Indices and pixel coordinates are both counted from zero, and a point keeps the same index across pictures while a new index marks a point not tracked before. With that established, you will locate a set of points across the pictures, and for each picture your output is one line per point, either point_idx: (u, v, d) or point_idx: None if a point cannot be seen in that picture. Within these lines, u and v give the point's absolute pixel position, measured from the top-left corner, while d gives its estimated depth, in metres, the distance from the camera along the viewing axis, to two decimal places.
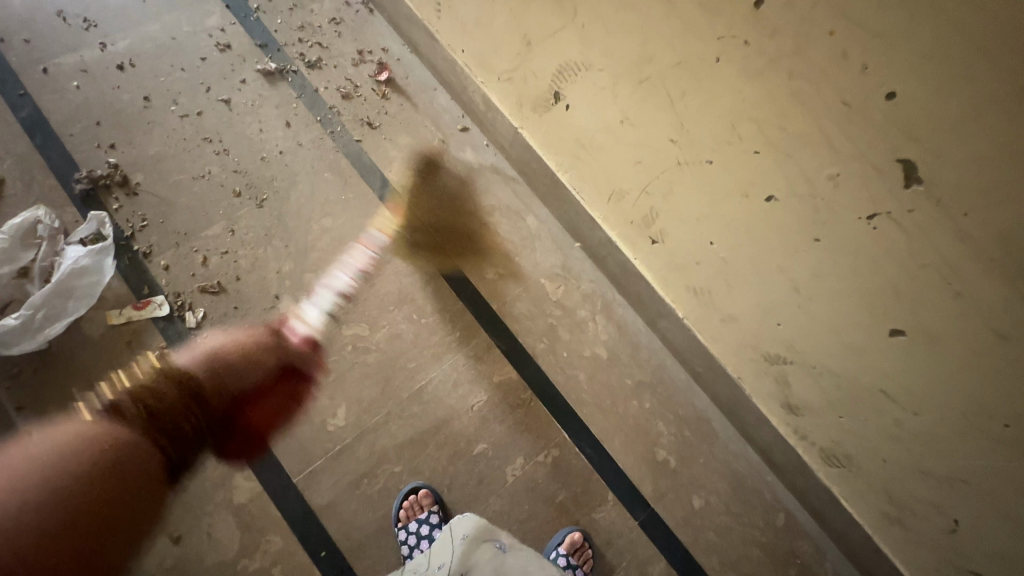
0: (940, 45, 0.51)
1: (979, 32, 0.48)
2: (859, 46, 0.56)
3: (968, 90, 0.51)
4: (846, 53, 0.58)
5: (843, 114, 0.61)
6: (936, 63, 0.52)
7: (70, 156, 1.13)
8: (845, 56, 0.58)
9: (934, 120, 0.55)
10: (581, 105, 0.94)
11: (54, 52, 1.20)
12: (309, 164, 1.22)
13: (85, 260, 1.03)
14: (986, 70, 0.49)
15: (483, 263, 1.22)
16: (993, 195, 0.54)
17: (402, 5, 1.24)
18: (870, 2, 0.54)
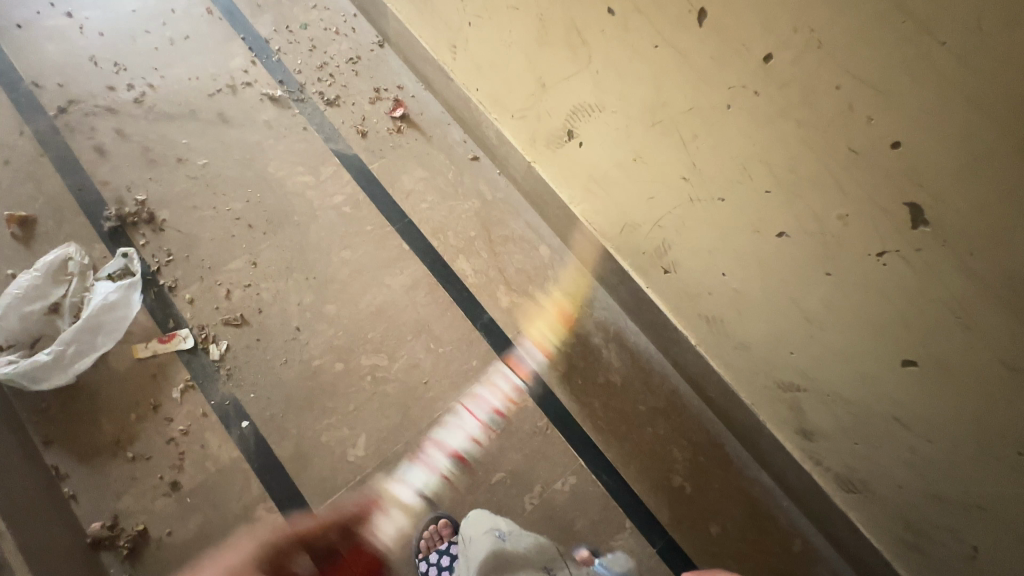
0: (970, 97, 0.49)
1: (981, 91, 0.48)
2: (862, 100, 0.57)
3: (969, 139, 0.51)
4: (850, 106, 0.58)
5: (850, 159, 0.61)
6: (947, 125, 0.52)
7: (100, 194, 1.17)
8: (849, 108, 0.58)
9: (937, 166, 0.55)
10: (592, 144, 0.99)
11: (86, 95, 1.25)
12: (329, 198, 1.26)
13: (115, 295, 1.07)
14: (995, 128, 0.49)
15: (498, 292, 1.25)
16: (993, 237, 0.55)
17: (418, 46, 1.30)
18: (865, 38, 0.53)
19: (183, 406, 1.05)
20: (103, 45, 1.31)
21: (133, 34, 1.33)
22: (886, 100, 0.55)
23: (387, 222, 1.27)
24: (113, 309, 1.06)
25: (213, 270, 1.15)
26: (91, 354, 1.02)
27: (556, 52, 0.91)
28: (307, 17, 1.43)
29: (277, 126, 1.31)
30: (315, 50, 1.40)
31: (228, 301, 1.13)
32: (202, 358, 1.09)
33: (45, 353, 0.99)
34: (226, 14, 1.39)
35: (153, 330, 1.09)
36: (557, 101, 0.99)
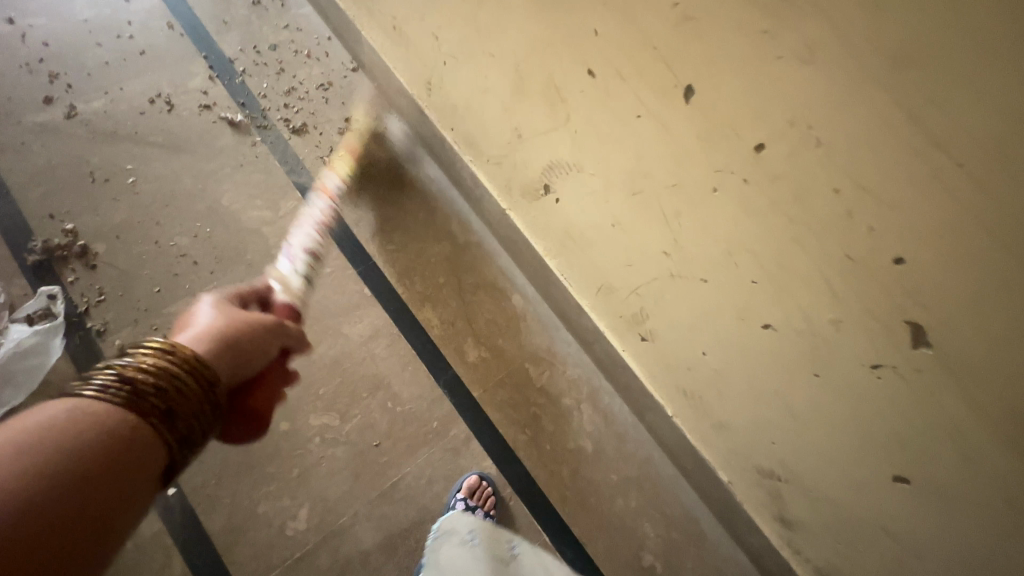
0: (961, 245, 0.47)
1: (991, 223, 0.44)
2: (864, 210, 0.51)
3: (987, 262, 0.45)
4: (851, 214, 0.52)
5: (848, 268, 0.55)
6: (958, 244, 0.47)
7: (27, 223, 1.06)
8: (850, 216, 0.52)
9: (946, 291, 0.49)
10: (570, 201, 0.91)
11: (21, 111, 1.14)
12: (286, 236, 1.17)
13: (32, 339, 0.96)
14: (992, 241, 0.44)
15: (465, 345, 1.16)
16: (999, 373, 0.50)
17: (392, 77, 1.22)
18: (866, 142, 0.48)
19: None
20: (45, 57, 1.20)
21: (81, 45, 1.23)
22: (867, 211, 0.51)
23: (350, 265, 1.17)
24: (27, 355, 0.94)
25: (150, 313, 1.04)
26: None
27: (534, 104, 0.84)
28: (277, 37, 1.35)
29: (234, 153, 1.21)
30: (284, 73, 1.31)
31: None
32: None
33: None
34: (188, 30, 1.30)
35: (74, 381, 0.97)
36: (535, 152, 0.91)
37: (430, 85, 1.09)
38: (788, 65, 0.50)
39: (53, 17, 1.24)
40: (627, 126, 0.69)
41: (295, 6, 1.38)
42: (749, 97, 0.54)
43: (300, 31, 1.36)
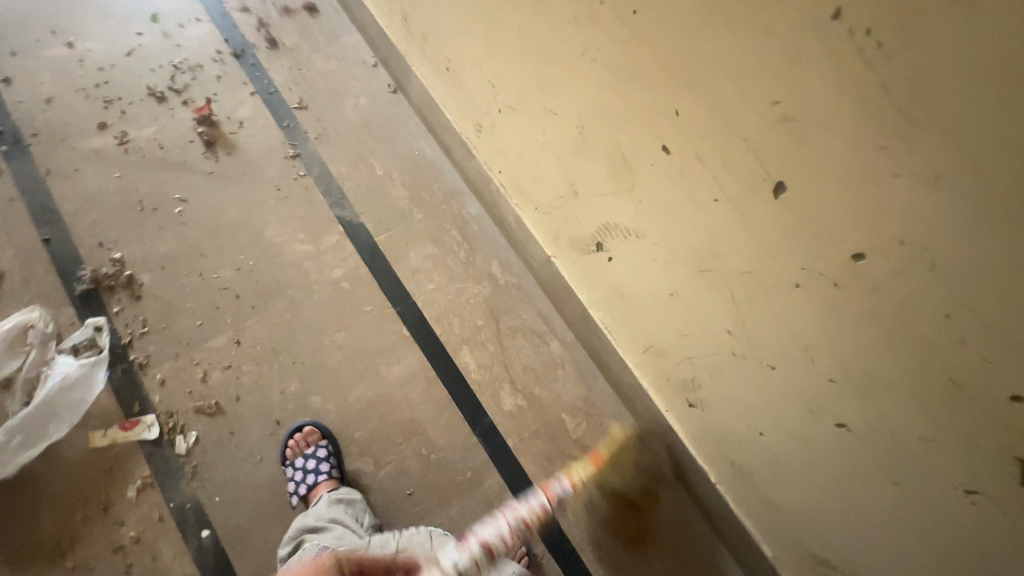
0: None
1: None
2: (979, 341, 0.47)
3: None
4: (961, 339, 0.48)
5: (948, 392, 0.52)
6: None
7: (76, 250, 1.06)
8: (960, 342, 0.48)
9: None
10: (624, 263, 0.88)
11: (77, 137, 1.15)
12: (327, 271, 1.16)
13: (75, 372, 0.95)
14: None
15: (501, 392, 1.14)
16: None
17: (440, 115, 1.21)
18: (986, 276, 0.44)
19: (136, 507, 0.93)
20: (100, 82, 1.21)
21: (134, 71, 1.24)
22: (980, 340, 0.47)
23: (389, 303, 1.16)
24: (71, 389, 0.94)
25: (191, 348, 1.04)
26: (39, 443, 0.90)
27: (594, 167, 0.81)
28: (324, 67, 1.35)
29: (280, 185, 1.21)
30: (330, 103, 1.32)
31: (203, 385, 1.02)
32: (166, 451, 0.97)
33: None
34: (238, 58, 1.31)
35: (114, 415, 0.97)
36: (589, 212, 0.89)
37: (481, 128, 1.08)
38: (897, 185, 0.46)
39: (108, 42, 1.25)
40: (701, 206, 0.66)
41: (344, 37, 1.39)
42: (852, 208, 0.50)
43: (348, 61, 1.37)
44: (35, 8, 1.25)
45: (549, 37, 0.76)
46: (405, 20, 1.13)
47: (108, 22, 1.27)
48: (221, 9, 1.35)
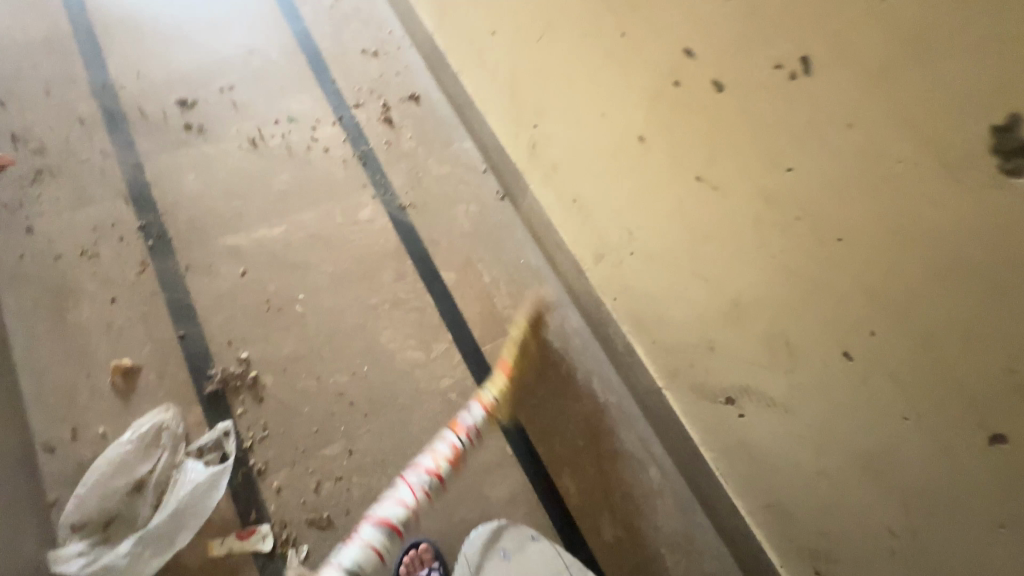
0: None
1: None
2: None
3: None
4: None
5: None
6: None
7: (207, 348, 1.11)
8: None
9: None
10: (759, 425, 0.87)
11: (215, 233, 1.23)
12: (435, 379, 1.18)
13: (202, 478, 0.97)
14: None
15: (600, 521, 1.12)
16: None
17: (553, 233, 1.25)
18: None
19: None
20: (237, 179, 1.29)
21: (268, 170, 1.32)
22: None
23: (493, 417, 1.17)
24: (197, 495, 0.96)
25: (306, 454, 1.06)
26: (164, 552, 0.92)
27: (745, 337, 0.82)
28: (438, 171, 1.42)
29: (394, 288, 1.25)
30: (443, 207, 1.38)
31: (316, 495, 1.03)
32: (278, 564, 0.97)
33: (121, 552, 0.90)
34: (360, 160, 1.39)
35: (233, 522, 0.99)
36: (726, 370, 0.90)
37: (602, 258, 1.11)
38: None
39: (246, 142, 1.34)
40: (883, 416, 0.66)
41: (457, 142, 1.46)
42: None
43: (460, 166, 1.43)
44: (185, 107, 1.35)
45: (715, 217, 0.76)
46: (533, 147, 1.19)
47: (247, 122, 1.37)
48: (347, 112, 1.44)
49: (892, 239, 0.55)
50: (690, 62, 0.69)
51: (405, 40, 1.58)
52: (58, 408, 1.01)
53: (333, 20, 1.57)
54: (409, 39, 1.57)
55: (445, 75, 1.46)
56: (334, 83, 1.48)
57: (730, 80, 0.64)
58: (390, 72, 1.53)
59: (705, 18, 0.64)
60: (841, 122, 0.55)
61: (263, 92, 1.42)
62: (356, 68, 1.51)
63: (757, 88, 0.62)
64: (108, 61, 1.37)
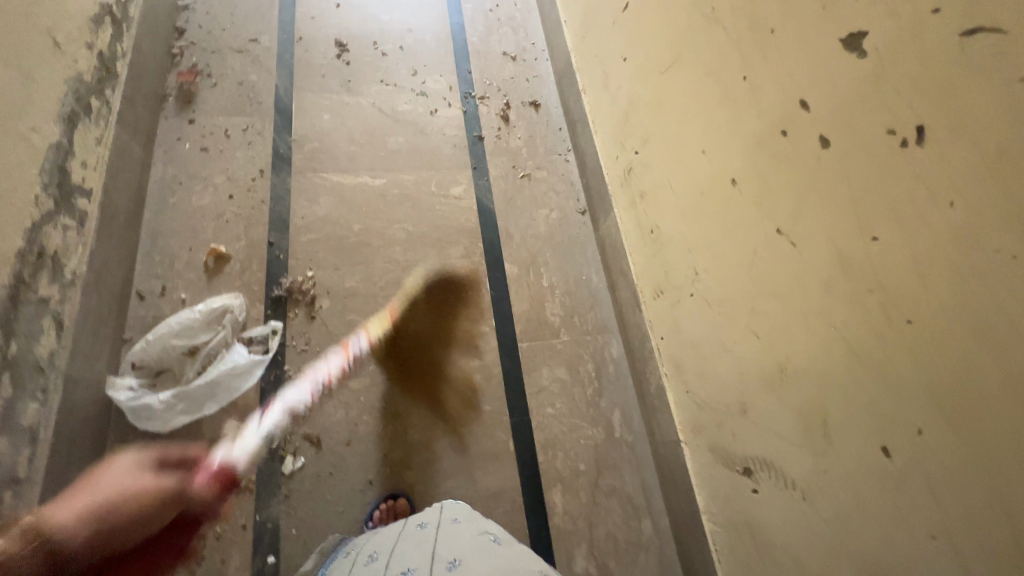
0: None
1: None
2: None
3: None
4: None
5: None
6: None
7: (287, 260, 1.24)
8: None
9: None
10: (771, 506, 0.82)
11: (329, 168, 1.38)
12: (466, 357, 1.22)
13: (243, 363, 1.08)
14: None
15: (576, 552, 1.08)
16: None
17: (622, 259, 1.27)
18: None
19: (229, 508, 1.00)
20: (362, 130, 1.45)
21: (389, 130, 1.46)
22: None
23: (506, 411, 1.19)
24: (233, 376, 1.07)
25: (333, 379, 1.14)
26: (191, 414, 1.03)
27: (783, 408, 0.78)
28: (534, 173, 1.49)
29: (459, 263, 1.32)
30: (528, 206, 1.44)
31: (328, 418, 1.11)
32: (275, 464, 1.05)
33: (159, 400, 1.01)
34: (469, 144, 1.50)
35: (253, 412, 1.08)
36: (753, 438, 0.85)
37: (661, 293, 1.11)
38: None
39: (380, 102, 1.50)
40: (907, 527, 0.60)
41: (560, 154, 1.54)
42: None
43: (555, 176, 1.50)
44: (342, 59, 1.54)
45: (784, 274, 0.75)
46: (628, 173, 1.22)
47: (386, 86, 1.53)
48: (472, 101, 1.57)
49: (969, 334, 0.51)
50: (802, 113, 0.69)
51: (543, 54, 1.69)
52: (158, 267, 1.18)
53: (487, 21, 1.72)
54: (548, 53, 1.69)
55: (569, 92, 1.55)
56: (470, 74, 1.61)
57: (838, 137, 0.64)
58: (521, 77, 1.64)
59: (828, 75, 0.65)
60: (942, 200, 0.53)
61: (408, 65, 1.58)
62: (493, 67, 1.64)
63: (865, 152, 0.60)
64: (296, 8, 1.60)
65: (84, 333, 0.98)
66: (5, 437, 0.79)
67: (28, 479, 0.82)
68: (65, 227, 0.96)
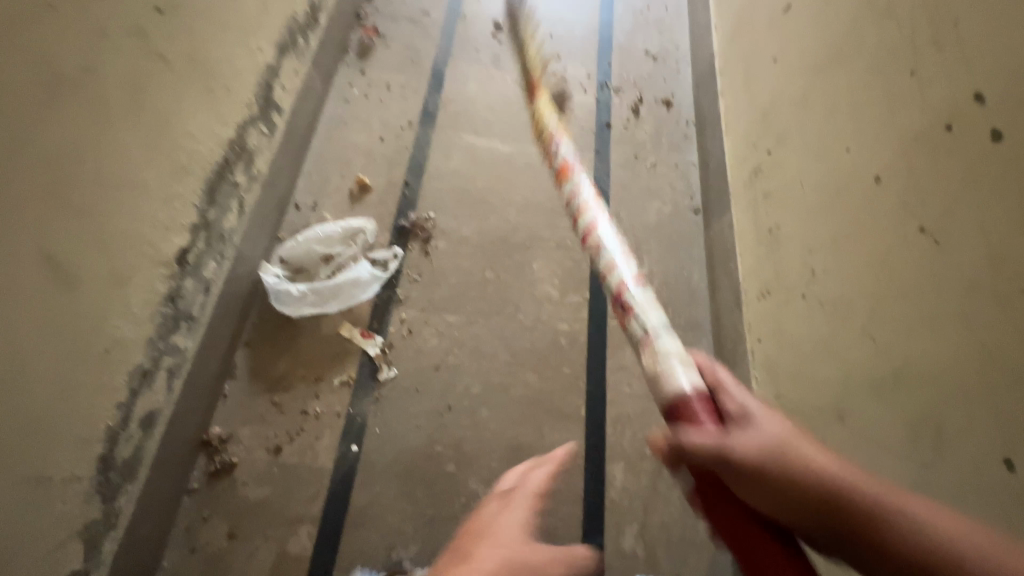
0: None
1: None
2: None
3: None
4: None
5: None
6: None
7: (416, 200, 1.38)
8: None
9: None
10: None
11: (467, 129, 1.51)
12: (556, 320, 1.28)
13: (366, 277, 1.23)
14: None
15: (626, 528, 1.09)
16: None
17: (731, 260, 1.26)
18: None
19: (329, 396, 1.14)
20: (501, 102, 1.57)
21: (526, 105, 1.57)
22: None
23: (584, 378, 1.22)
24: (356, 285, 1.22)
25: (435, 310, 1.25)
26: (317, 308, 1.19)
27: (890, 415, 0.74)
28: (654, 166, 1.52)
29: (566, 234, 1.39)
30: (642, 196, 1.47)
31: (424, 342, 1.21)
32: (372, 369, 1.17)
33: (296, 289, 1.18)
34: (597, 129, 1.56)
35: (363, 321, 1.22)
36: (848, 445, 0.82)
37: (768, 294, 1.08)
38: None
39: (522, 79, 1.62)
40: None
41: (683, 153, 1.55)
42: None
43: (675, 172, 1.52)
44: (496, 37, 1.68)
45: (921, 274, 0.71)
46: (755, 173, 1.21)
47: None
48: (607, 91, 1.63)
49: None
50: (974, 107, 0.66)
51: (685, 58, 1.72)
52: (313, 185, 1.37)
53: (635, 21, 1.78)
54: (690, 57, 1.71)
55: (706, 95, 1.56)
56: (610, 66, 1.68)
57: (1013, 130, 0.60)
58: (659, 76, 1.68)
59: (1015, 65, 0.61)
60: None
61: (554, 51, 1.69)
62: (633, 63, 1.69)
63: None
64: None
65: (254, 221, 1.17)
66: (190, 281, 0.97)
67: (196, 321, 1.00)
68: (260, 132, 1.15)
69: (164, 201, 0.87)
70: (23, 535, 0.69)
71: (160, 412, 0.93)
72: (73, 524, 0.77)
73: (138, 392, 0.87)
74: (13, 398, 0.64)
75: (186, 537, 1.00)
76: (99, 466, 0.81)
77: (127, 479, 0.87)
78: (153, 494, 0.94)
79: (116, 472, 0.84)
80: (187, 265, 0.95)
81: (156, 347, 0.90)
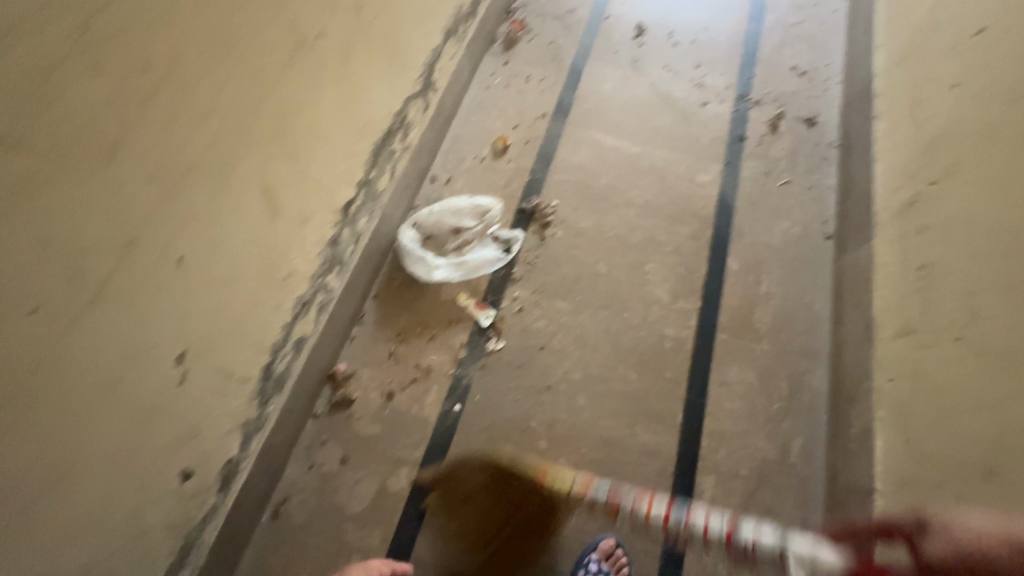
0: None
1: None
2: None
3: None
4: None
5: None
6: None
7: (540, 188, 1.44)
8: None
9: None
10: None
11: (598, 127, 1.54)
12: (663, 324, 1.27)
13: (491, 255, 1.32)
14: None
15: (709, 543, 1.06)
16: None
17: (865, 293, 1.18)
18: None
19: (440, 356, 1.23)
20: (634, 104, 1.59)
21: (658, 110, 1.58)
22: None
23: (684, 387, 1.21)
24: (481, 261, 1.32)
25: (546, 295, 1.30)
26: (444, 275, 1.29)
27: None
28: (786, 186, 1.46)
29: (684, 241, 1.38)
30: (769, 214, 1.42)
31: (532, 323, 1.27)
32: (481, 339, 1.25)
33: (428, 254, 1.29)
34: (729, 141, 1.52)
35: (478, 294, 1.30)
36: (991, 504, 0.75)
37: (908, 333, 1.01)
38: None
39: (658, 84, 1.62)
40: None
41: (820, 176, 1.47)
42: None
43: (808, 195, 1.45)
44: (637, 41, 1.69)
45: None
46: (911, 203, 1.12)
47: (668, 72, 1.64)
48: (745, 104, 1.59)
49: None
50: None
51: (835, 78, 1.63)
52: (448, 162, 1.47)
53: (785, 35, 1.72)
54: (842, 77, 1.62)
55: (856, 118, 1.47)
56: (752, 79, 1.63)
57: None
58: (804, 94, 1.61)
59: None
60: None
61: (694, 58, 1.67)
62: (777, 78, 1.63)
63: None
64: None
65: (398, 187, 1.28)
66: (347, 230, 1.09)
67: (344, 267, 1.12)
68: (418, 107, 1.27)
69: (344, 155, 0.99)
70: (215, 413, 0.83)
71: (307, 341, 1.06)
72: (239, 418, 0.90)
73: (297, 319, 1.00)
74: (226, 300, 0.77)
75: (306, 454, 1.12)
76: (261, 374, 0.94)
77: (276, 391, 1.00)
78: (290, 410, 1.07)
79: (270, 383, 0.97)
80: (347, 215, 1.07)
81: (315, 283, 1.02)
